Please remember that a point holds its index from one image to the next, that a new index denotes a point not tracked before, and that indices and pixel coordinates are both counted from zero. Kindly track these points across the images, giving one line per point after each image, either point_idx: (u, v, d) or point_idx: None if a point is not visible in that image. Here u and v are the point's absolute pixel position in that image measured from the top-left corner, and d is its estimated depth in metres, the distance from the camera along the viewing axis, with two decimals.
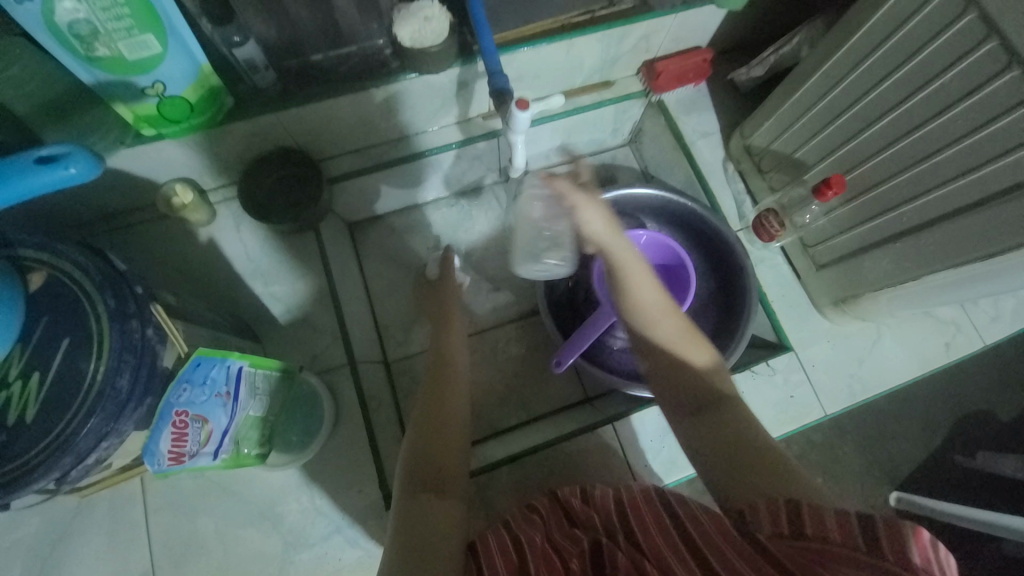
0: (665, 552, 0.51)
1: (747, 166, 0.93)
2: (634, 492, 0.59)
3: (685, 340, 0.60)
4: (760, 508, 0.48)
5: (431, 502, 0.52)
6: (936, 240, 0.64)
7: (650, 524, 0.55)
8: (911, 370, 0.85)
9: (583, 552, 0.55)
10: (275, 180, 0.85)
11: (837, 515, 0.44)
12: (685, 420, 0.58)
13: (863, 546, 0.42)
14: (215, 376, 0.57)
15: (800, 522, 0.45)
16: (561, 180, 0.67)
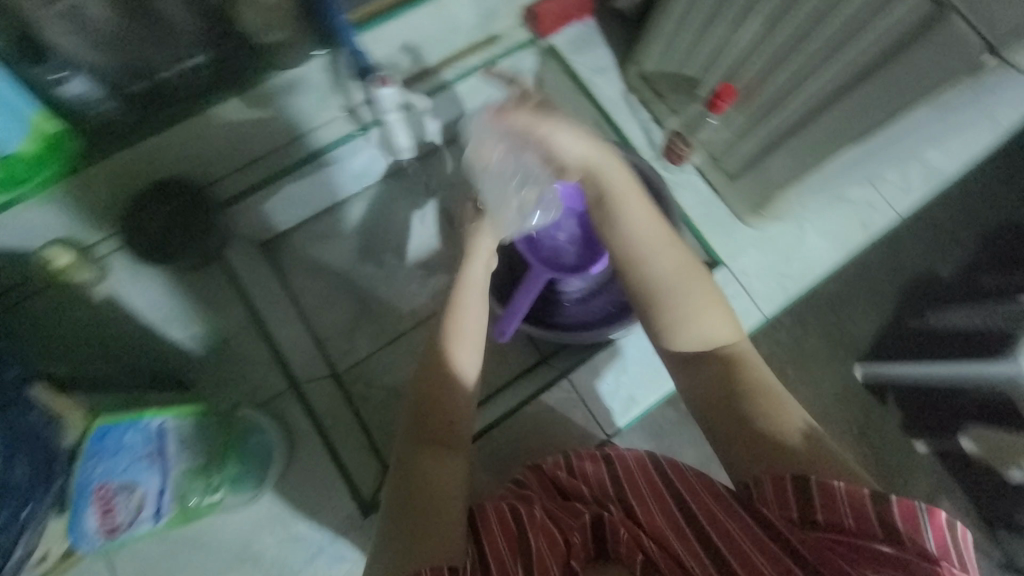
0: (664, 527, 0.52)
1: (647, 93, 0.92)
2: (627, 462, 0.59)
3: (688, 278, 0.58)
4: (767, 486, 0.49)
5: (434, 454, 0.58)
6: (823, 128, 0.65)
7: (648, 496, 0.55)
8: (834, 256, 0.88)
9: (584, 525, 0.55)
10: (167, 217, 0.77)
11: (852, 494, 0.46)
12: (686, 369, 0.59)
13: (880, 537, 0.45)
14: (130, 442, 0.57)
15: (814, 509, 0.47)
16: (520, 111, 0.60)
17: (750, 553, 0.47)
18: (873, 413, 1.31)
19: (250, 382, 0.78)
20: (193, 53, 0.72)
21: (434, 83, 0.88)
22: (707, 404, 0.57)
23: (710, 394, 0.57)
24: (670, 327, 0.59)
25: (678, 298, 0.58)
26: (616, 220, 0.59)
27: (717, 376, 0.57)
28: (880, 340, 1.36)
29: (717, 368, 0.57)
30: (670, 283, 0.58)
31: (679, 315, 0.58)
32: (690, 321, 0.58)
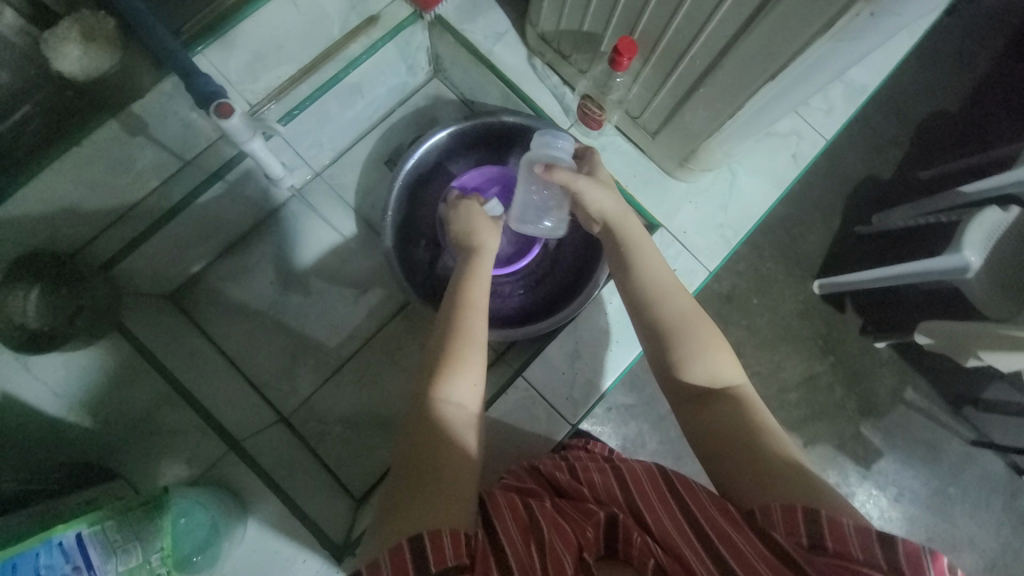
0: (671, 531, 0.52)
1: (551, 55, 0.85)
2: (636, 470, 0.62)
3: (698, 324, 0.62)
4: (775, 511, 0.49)
5: (449, 426, 0.56)
6: (730, 74, 0.60)
7: (654, 499, 0.57)
8: (770, 196, 0.85)
9: (598, 522, 0.56)
10: (43, 301, 0.67)
11: (858, 531, 0.45)
12: (692, 407, 0.60)
13: (886, 570, 0.43)
14: (50, 562, 0.51)
15: (820, 535, 0.46)
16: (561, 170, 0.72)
17: (752, 558, 0.47)
18: (834, 322, 1.44)
19: (184, 455, 0.72)
20: (20, 108, 0.71)
21: (314, 86, 0.77)
22: (710, 438, 0.57)
23: (725, 433, 0.56)
24: (678, 360, 0.60)
25: (687, 339, 0.61)
26: (629, 257, 0.68)
27: (729, 413, 0.57)
28: (831, 254, 1.45)
29: (723, 406, 0.58)
30: (679, 323, 0.62)
31: (687, 351, 0.60)
32: (699, 358, 0.60)
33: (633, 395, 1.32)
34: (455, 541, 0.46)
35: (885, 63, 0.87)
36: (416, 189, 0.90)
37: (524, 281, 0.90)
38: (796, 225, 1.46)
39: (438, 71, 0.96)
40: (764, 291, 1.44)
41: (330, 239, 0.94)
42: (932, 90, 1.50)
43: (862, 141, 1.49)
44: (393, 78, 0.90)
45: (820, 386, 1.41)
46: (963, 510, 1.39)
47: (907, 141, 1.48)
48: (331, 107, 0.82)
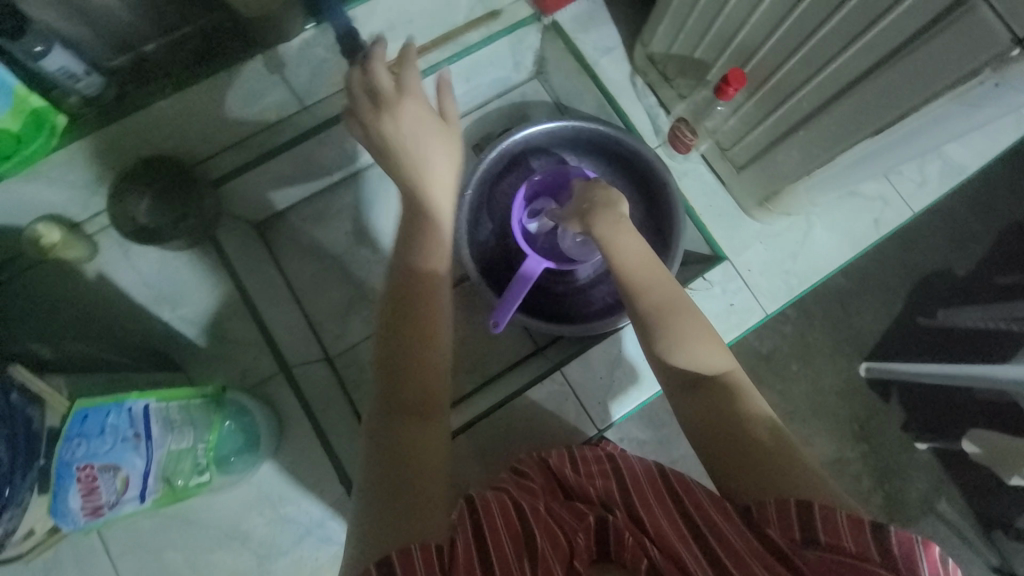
0: (669, 534, 0.52)
1: (654, 76, 0.88)
2: (637, 473, 0.61)
3: (684, 310, 0.62)
4: (769, 507, 0.50)
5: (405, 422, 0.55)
6: (835, 121, 0.62)
7: (653, 503, 0.56)
8: (843, 253, 0.84)
9: (589, 527, 0.56)
10: (154, 202, 0.78)
11: (850, 520, 0.47)
12: (683, 397, 0.60)
13: (879, 562, 0.44)
14: (115, 423, 0.55)
15: (814, 529, 0.48)
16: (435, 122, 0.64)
17: (741, 551, 0.48)
18: (875, 409, 1.38)
19: (240, 366, 0.79)
20: (180, 25, 0.71)
21: (430, 63, 0.86)
22: (706, 434, 0.57)
23: (716, 425, 0.57)
24: (668, 350, 0.61)
25: (675, 328, 0.61)
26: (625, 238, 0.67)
27: (720, 404, 0.58)
28: (886, 337, 1.40)
29: (716, 391, 0.59)
30: (669, 310, 0.62)
31: (679, 342, 0.61)
32: (685, 346, 0.60)
33: (650, 431, 1.30)
34: (427, 556, 0.46)
35: (986, 152, 0.87)
36: (497, 176, 0.94)
37: (564, 292, 0.92)
38: (856, 299, 1.42)
39: (541, 72, 1.02)
40: (808, 359, 1.40)
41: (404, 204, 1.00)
42: None
43: (942, 230, 1.44)
44: (498, 70, 0.96)
45: (848, 471, 1.35)
46: None
47: (991, 241, 1.43)
48: (439, 84, 0.90)
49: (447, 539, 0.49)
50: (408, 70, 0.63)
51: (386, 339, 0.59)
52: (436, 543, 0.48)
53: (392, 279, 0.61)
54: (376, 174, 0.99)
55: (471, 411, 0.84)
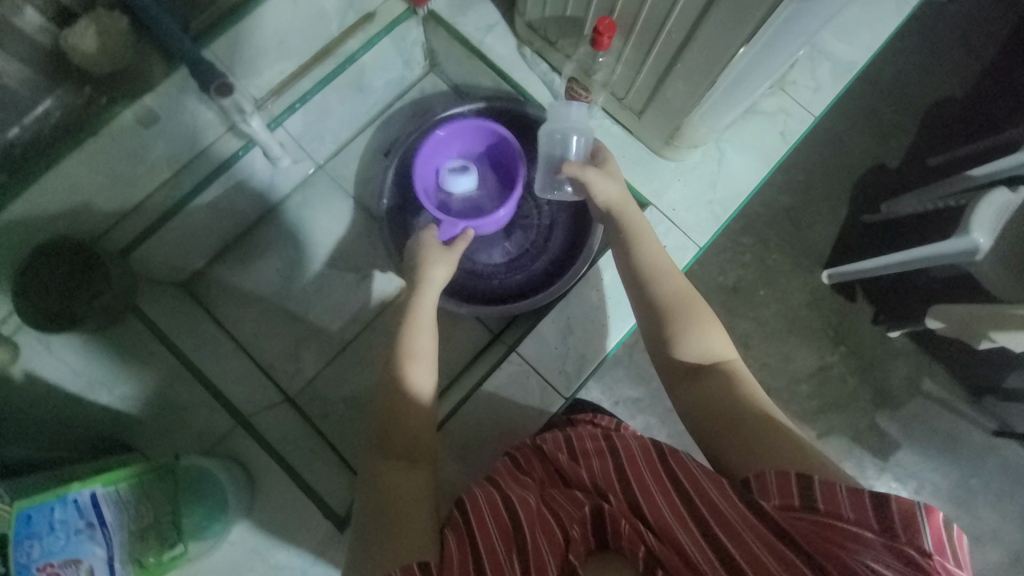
0: (667, 516, 0.51)
1: (539, 44, 0.88)
2: (632, 450, 0.61)
3: (693, 304, 0.66)
4: (770, 479, 0.51)
5: (398, 471, 0.60)
6: (706, 44, 0.63)
7: (650, 482, 0.56)
8: (759, 171, 0.86)
9: (584, 517, 0.54)
10: (61, 286, 0.74)
11: (850, 491, 0.47)
12: (686, 383, 0.63)
13: (876, 530, 0.45)
14: (63, 518, 0.55)
15: (811, 497, 0.48)
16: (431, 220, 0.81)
17: (738, 524, 0.48)
18: (844, 311, 1.42)
19: (193, 430, 0.77)
20: (40, 101, 0.73)
21: (315, 80, 0.83)
22: (705, 417, 0.59)
23: (719, 406, 0.59)
24: (672, 340, 0.64)
25: (681, 316, 0.65)
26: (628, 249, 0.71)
27: (723, 389, 0.60)
28: (836, 242, 1.44)
29: (718, 377, 0.61)
30: (675, 300, 0.66)
31: (685, 330, 0.64)
32: (693, 338, 0.64)
33: (641, 388, 1.32)
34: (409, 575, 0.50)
35: (872, 42, 0.89)
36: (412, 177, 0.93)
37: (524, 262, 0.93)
38: (802, 214, 1.46)
39: (435, 65, 1.01)
40: (772, 281, 1.43)
41: (329, 226, 0.99)
42: (937, 77, 1.49)
43: (866, 128, 1.48)
44: (389, 73, 0.94)
45: (833, 376, 1.39)
46: (985, 501, 1.35)
47: (914, 128, 1.47)
48: (332, 101, 0.88)
49: (436, 554, 0.53)
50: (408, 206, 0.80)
51: (382, 397, 0.67)
52: (418, 561, 0.52)
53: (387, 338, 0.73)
54: (296, 204, 0.99)
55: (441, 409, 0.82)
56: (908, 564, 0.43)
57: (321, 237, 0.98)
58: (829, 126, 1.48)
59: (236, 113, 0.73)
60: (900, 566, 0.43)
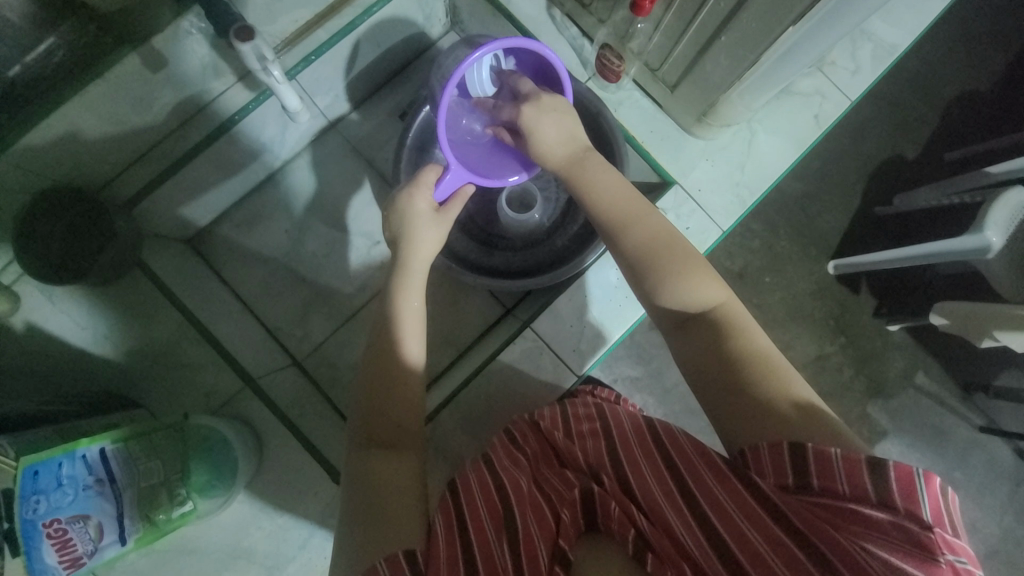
0: (658, 498, 0.50)
1: (571, 5, 0.84)
2: (625, 430, 0.59)
3: (676, 248, 0.61)
4: (763, 453, 0.49)
5: (386, 456, 0.58)
6: (755, 15, 0.60)
7: (641, 460, 0.54)
8: (788, 156, 0.83)
9: (574, 501, 0.54)
10: (65, 234, 0.71)
11: (846, 460, 0.45)
12: (674, 335, 0.60)
13: (874, 503, 0.43)
14: (71, 473, 0.53)
15: (806, 474, 0.46)
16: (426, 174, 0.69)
17: (730, 508, 0.46)
18: (847, 303, 1.42)
19: (201, 389, 0.76)
20: (43, 38, 0.70)
21: (333, 31, 0.79)
22: (701, 374, 0.56)
23: (707, 357, 0.56)
24: (654, 290, 0.60)
25: (664, 264, 0.60)
26: (580, 198, 0.65)
27: (709, 337, 0.57)
28: (846, 233, 1.43)
29: (707, 326, 0.57)
30: (654, 248, 0.60)
31: (671, 274, 0.59)
32: (677, 284, 0.59)
33: (640, 367, 1.32)
34: (393, 567, 0.49)
35: (918, 25, 0.85)
36: (428, 140, 0.89)
37: (540, 236, 0.92)
38: (814, 202, 1.43)
39: (456, 23, 0.96)
40: (778, 269, 1.42)
41: (338, 190, 0.97)
42: (966, 68, 1.45)
43: (888, 116, 1.44)
44: (409, 28, 0.90)
45: (830, 365, 1.40)
46: (967, 495, 1.38)
47: (936, 120, 1.44)
48: (347, 53, 0.83)
49: (422, 541, 0.52)
50: (422, 191, 0.68)
51: (368, 364, 0.64)
52: (404, 550, 0.50)
53: (382, 303, 0.68)
54: (305, 163, 0.97)
55: (451, 384, 0.82)
56: (910, 542, 0.41)
57: (330, 200, 0.97)
58: (852, 114, 1.44)
59: (257, 61, 0.69)
60: (901, 545, 0.41)
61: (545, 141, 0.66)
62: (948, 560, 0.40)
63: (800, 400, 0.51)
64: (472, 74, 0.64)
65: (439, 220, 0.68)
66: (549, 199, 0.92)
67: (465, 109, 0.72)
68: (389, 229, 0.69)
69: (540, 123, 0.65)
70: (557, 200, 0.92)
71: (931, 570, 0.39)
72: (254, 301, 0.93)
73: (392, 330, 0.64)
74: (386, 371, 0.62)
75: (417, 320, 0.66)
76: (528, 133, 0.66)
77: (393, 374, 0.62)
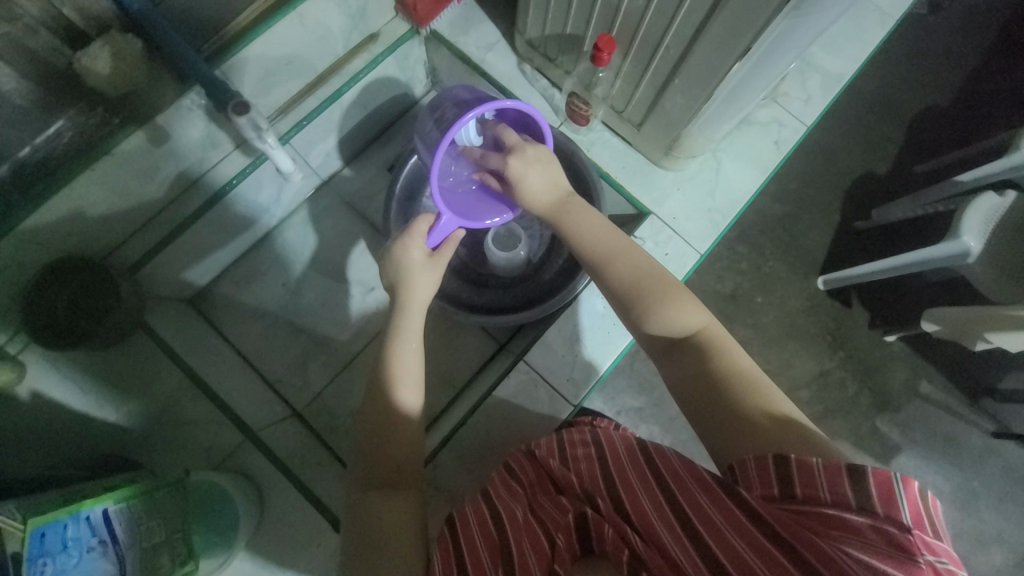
0: (651, 516, 0.50)
1: (540, 60, 0.91)
2: (618, 452, 0.60)
3: (656, 278, 0.63)
4: (751, 466, 0.50)
5: (384, 499, 0.59)
6: (702, 58, 0.66)
7: (635, 483, 0.54)
8: (755, 179, 0.88)
9: (568, 525, 0.54)
10: (71, 300, 0.73)
11: (827, 469, 0.45)
12: (663, 360, 0.62)
13: (853, 508, 0.43)
14: (76, 535, 0.54)
15: (790, 484, 0.47)
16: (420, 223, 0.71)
17: (719, 522, 0.46)
18: (840, 317, 1.44)
19: (202, 445, 0.77)
20: (53, 121, 0.73)
21: (321, 98, 0.86)
22: (690, 393, 0.58)
23: (696, 376, 0.58)
24: (641, 318, 0.62)
25: (645, 294, 0.62)
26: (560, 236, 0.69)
27: (696, 359, 0.59)
28: (829, 250, 1.47)
29: (692, 348, 0.60)
30: (634, 280, 0.63)
31: (655, 302, 0.61)
32: (658, 311, 0.61)
33: (643, 397, 1.32)
34: None
35: (859, 54, 0.92)
36: (415, 189, 0.95)
37: (529, 272, 0.95)
38: (795, 222, 1.49)
39: (436, 83, 1.04)
40: (769, 288, 1.45)
41: (334, 242, 1.01)
42: (920, 88, 1.54)
43: (854, 137, 1.52)
44: (393, 90, 0.97)
45: (833, 381, 1.40)
46: (990, 505, 1.35)
47: (900, 137, 1.51)
48: (334, 116, 0.90)
49: None
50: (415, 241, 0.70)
51: (366, 409, 0.65)
52: None
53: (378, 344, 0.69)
54: (301, 219, 1.02)
55: (450, 423, 0.83)
56: (890, 544, 0.41)
57: (326, 251, 1.01)
58: (820, 137, 1.52)
59: (252, 131, 0.75)
60: (881, 546, 0.41)
61: (528, 192, 0.70)
62: (928, 560, 0.40)
63: (788, 418, 0.53)
64: (456, 131, 0.68)
65: (433, 264, 0.71)
66: (535, 234, 0.96)
67: (451, 157, 0.75)
68: (384, 276, 0.72)
69: (527, 174, 0.69)
70: (542, 236, 0.96)
71: (910, 570, 0.39)
72: (255, 355, 0.95)
73: (388, 374, 0.66)
74: (382, 419, 0.63)
75: (417, 362, 0.67)
76: (515, 183, 0.70)
77: (392, 418, 0.64)
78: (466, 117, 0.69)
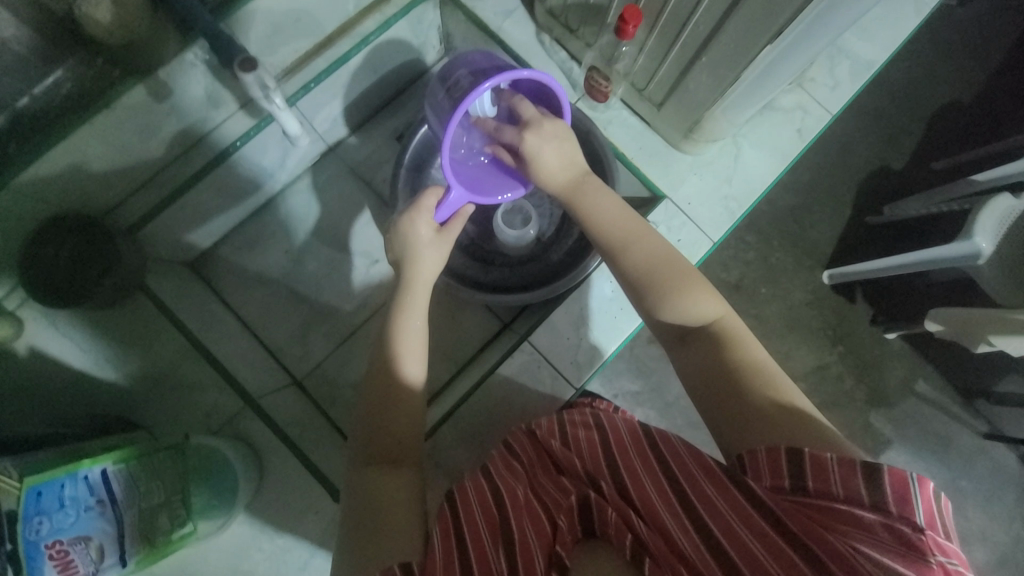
0: (656, 503, 0.49)
1: (559, 31, 0.87)
2: (622, 437, 0.59)
3: (672, 265, 0.62)
4: (761, 457, 0.49)
5: (386, 474, 0.58)
6: (732, 38, 0.63)
7: (640, 470, 0.54)
8: (774, 167, 0.86)
9: (571, 507, 0.53)
10: (71, 258, 0.73)
11: (841, 463, 0.45)
12: (675, 349, 0.61)
13: (866, 505, 0.43)
14: (74, 495, 0.54)
15: (802, 477, 0.46)
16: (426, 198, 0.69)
17: (728, 514, 0.46)
18: (843, 311, 1.43)
19: (201, 409, 0.76)
20: (53, 70, 0.73)
21: (330, 60, 0.82)
22: (701, 382, 0.57)
23: (707, 367, 0.57)
24: (654, 305, 0.61)
25: (661, 281, 0.61)
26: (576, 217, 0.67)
27: (708, 349, 0.58)
28: (839, 243, 1.45)
29: (705, 338, 0.59)
30: (649, 267, 0.62)
31: (670, 289, 0.60)
32: (672, 301, 0.60)
33: (641, 382, 1.32)
34: None
35: (892, 41, 0.88)
36: (424, 160, 0.92)
37: (537, 251, 0.94)
38: (806, 213, 1.46)
39: (449, 49, 1.00)
40: (775, 279, 1.43)
41: (338, 210, 0.99)
42: (946, 80, 1.49)
43: (873, 128, 1.48)
44: (404, 55, 0.93)
45: (831, 375, 1.40)
46: (975, 503, 1.37)
47: (921, 131, 1.47)
48: (343, 80, 0.86)
49: (418, 552, 0.52)
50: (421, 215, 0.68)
51: (369, 383, 0.64)
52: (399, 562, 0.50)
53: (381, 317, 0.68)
54: (305, 185, 0.99)
55: (451, 399, 0.83)
56: (902, 544, 0.41)
57: (329, 220, 0.99)
58: (839, 127, 1.48)
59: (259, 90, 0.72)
60: (894, 546, 0.41)
61: (545, 168, 0.68)
62: (939, 561, 0.40)
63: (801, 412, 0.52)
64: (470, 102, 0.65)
65: (441, 241, 0.69)
66: (545, 211, 0.94)
67: (464, 128, 0.72)
68: (392, 250, 0.70)
69: (542, 151, 0.67)
70: (551, 215, 0.94)
71: (923, 570, 0.39)
72: (255, 322, 0.94)
73: (392, 349, 0.65)
74: (385, 393, 0.63)
75: (422, 338, 0.66)
76: (531, 159, 0.68)
77: (395, 392, 0.63)
78: (482, 87, 0.67)
